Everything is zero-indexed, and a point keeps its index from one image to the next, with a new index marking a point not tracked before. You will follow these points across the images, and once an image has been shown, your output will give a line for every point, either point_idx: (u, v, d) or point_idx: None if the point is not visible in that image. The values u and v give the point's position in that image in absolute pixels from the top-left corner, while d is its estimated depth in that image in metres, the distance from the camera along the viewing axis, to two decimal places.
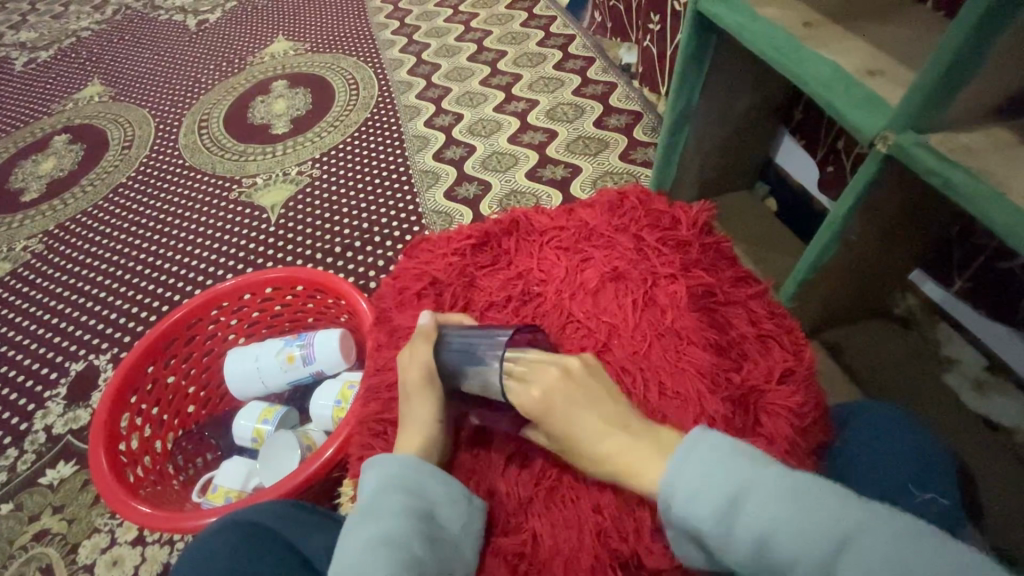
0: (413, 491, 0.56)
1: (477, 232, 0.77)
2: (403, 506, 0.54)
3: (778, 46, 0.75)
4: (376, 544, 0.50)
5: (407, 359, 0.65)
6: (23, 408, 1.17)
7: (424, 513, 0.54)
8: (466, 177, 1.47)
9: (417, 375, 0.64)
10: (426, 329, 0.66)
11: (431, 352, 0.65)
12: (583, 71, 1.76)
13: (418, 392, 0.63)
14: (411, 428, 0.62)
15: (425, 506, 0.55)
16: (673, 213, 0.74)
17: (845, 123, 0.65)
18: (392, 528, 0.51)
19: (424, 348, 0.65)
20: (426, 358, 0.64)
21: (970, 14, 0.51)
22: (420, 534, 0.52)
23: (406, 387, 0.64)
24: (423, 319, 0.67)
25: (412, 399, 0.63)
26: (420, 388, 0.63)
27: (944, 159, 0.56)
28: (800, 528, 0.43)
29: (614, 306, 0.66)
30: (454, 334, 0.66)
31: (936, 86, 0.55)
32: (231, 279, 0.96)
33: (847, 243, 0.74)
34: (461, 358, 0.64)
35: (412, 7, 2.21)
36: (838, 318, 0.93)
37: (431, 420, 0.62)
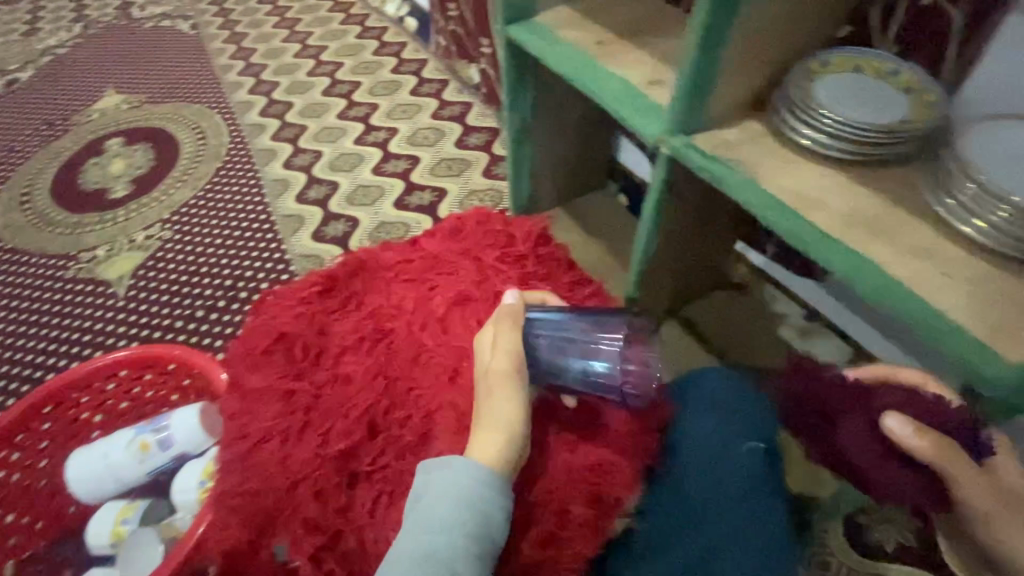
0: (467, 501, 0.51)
1: (322, 278, 0.76)
2: (452, 523, 0.49)
3: (577, 65, 0.81)
4: (418, 562, 0.48)
5: (489, 345, 0.61)
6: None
7: (475, 532, 0.49)
8: (332, 215, 1.44)
9: (501, 366, 0.58)
10: (515, 312, 0.61)
11: (516, 337, 0.59)
12: (439, 94, 1.80)
13: (502, 383, 0.57)
14: (488, 424, 0.55)
15: (476, 521, 0.50)
16: (509, 230, 0.77)
17: (634, 131, 0.72)
18: (437, 546, 0.48)
19: (509, 329, 0.60)
20: (510, 342, 0.59)
21: (695, 30, 0.59)
22: (464, 557, 0.48)
23: (489, 378, 0.58)
24: (509, 300, 0.64)
25: (491, 392, 0.57)
26: (502, 373, 0.57)
27: (709, 155, 0.64)
28: None
29: (462, 330, 0.68)
30: (541, 315, 0.63)
31: (688, 94, 0.63)
32: (61, 373, 0.86)
33: (665, 233, 0.82)
34: (553, 345, 0.61)
35: (256, 45, 2.12)
36: (687, 297, 1.05)
37: (500, 411, 0.55)
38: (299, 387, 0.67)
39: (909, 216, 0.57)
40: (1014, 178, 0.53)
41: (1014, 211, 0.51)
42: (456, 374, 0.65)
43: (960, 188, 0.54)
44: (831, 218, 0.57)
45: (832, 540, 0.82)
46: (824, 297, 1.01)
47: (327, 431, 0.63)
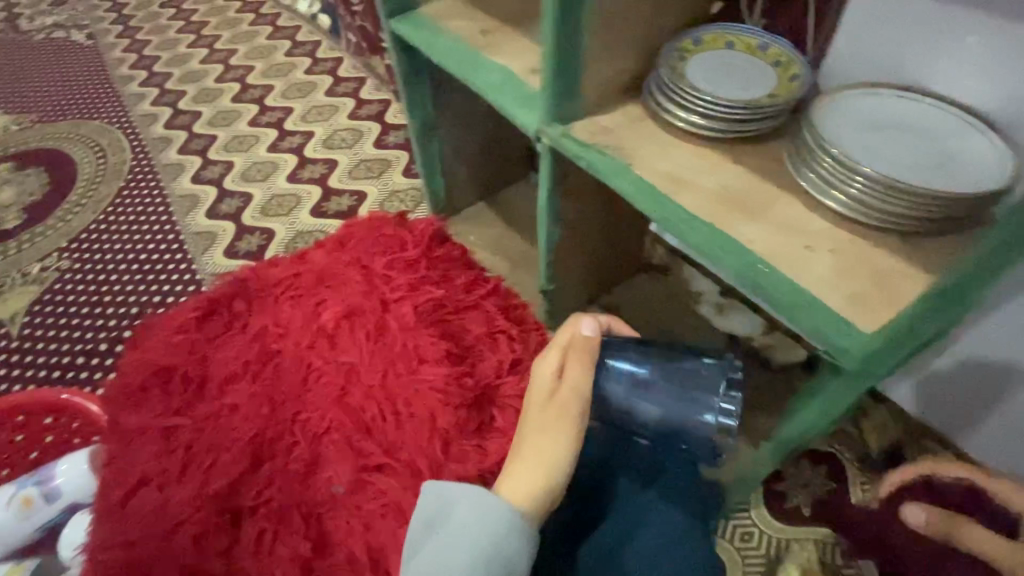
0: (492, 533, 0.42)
1: (203, 303, 0.71)
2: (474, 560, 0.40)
3: (459, 57, 0.78)
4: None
5: (552, 370, 0.51)
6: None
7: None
8: (246, 229, 1.37)
9: (562, 401, 0.49)
10: (593, 343, 0.51)
11: (588, 372, 0.50)
12: (356, 93, 1.74)
13: (553, 423, 0.47)
14: (534, 467, 0.46)
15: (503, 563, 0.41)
16: (400, 235, 0.74)
17: (516, 122, 0.69)
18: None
19: (581, 363, 0.50)
20: (581, 374, 0.50)
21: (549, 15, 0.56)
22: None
23: (539, 415, 0.48)
24: (586, 327, 0.52)
25: (545, 427, 0.47)
26: (562, 407, 0.48)
27: (583, 142, 0.62)
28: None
29: (350, 344, 0.64)
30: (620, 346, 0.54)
31: (556, 81, 0.61)
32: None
33: (565, 223, 0.81)
34: (628, 382, 0.53)
35: (159, 53, 1.99)
36: (609, 283, 1.05)
37: (549, 449, 0.46)
38: (178, 423, 0.63)
39: (776, 190, 0.57)
40: (866, 149, 0.53)
41: (867, 181, 0.51)
42: (344, 393, 0.62)
43: (818, 161, 0.54)
44: (700, 200, 0.56)
45: (753, 512, 0.82)
46: None
47: (208, 467, 0.59)
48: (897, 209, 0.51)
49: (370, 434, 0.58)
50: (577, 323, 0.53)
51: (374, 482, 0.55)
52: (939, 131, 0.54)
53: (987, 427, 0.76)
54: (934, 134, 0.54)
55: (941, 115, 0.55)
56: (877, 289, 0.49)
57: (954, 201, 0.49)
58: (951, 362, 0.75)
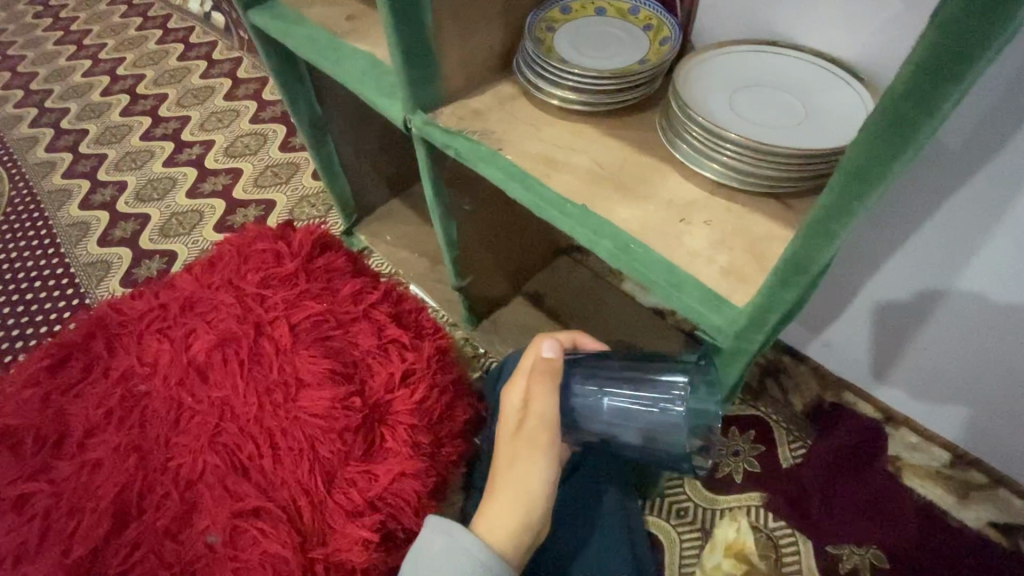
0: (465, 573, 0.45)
1: (57, 350, 0.64)
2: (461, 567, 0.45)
3: (321, 47, 0.72)
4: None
5: (521, 398, 0.50)
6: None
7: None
8: (145, 254, 1.27)
9: (530, 431, 0.49)
10: (554, 367, 0.50)
11: (553, 397, 0.49)
12: (258, 94, 1.62)
13: (524, 454, 0.48)
14: (506, 497, 0.47)
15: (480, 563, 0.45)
16: (276, 248, 0.68)
17: (384, 113, 0.64)
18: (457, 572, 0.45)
19: (546, 390, 0.49)
20: (547, 399, 0.49)
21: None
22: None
23: (509, 445, 0.49)
24: (547, 350, 0.51)
25: (515, 459, 0.48)
26: (529, 439, 0.48)
27: (449, 130, 0.58)
28: (983, 396, 0.69)
29: (222, 376, 0.58)
30: (583, 368, 0.54)
31: (409, 67, 0.56)
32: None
33: (462, 214, 0.76)
34: (590, 403, 0.53)
35: (35, 69, 1.81)
36: (531, 271, 1.02)
37: (524, 478, 0.48)
38: (32, 490, 0.56)
39: (654, 162, 0.54)
40: (737, 112, 0.51)
41: (737, 147, 0.48)
42: (218, 432, 0.56)
43: (688, 130, 0.51)
44: (573, 181, 0.53)
45: (685, 485, 0.81)
46: None
47: (69, 535, 0.53)
48: (769, 172, 0.48)
49: (248, 474, 0.53)
50: (541, 347, 0.52)
51: (254, 527, 0.50)
52: (805, 87, 0.53)
53: (903, 372, 0.75)
54: (801, 92, 0.52)
55: (807, 70, 0.54)
56: (754, 259, 0.47)
57: (822, 157, 0.47)
58: (875, 303, 0.71)
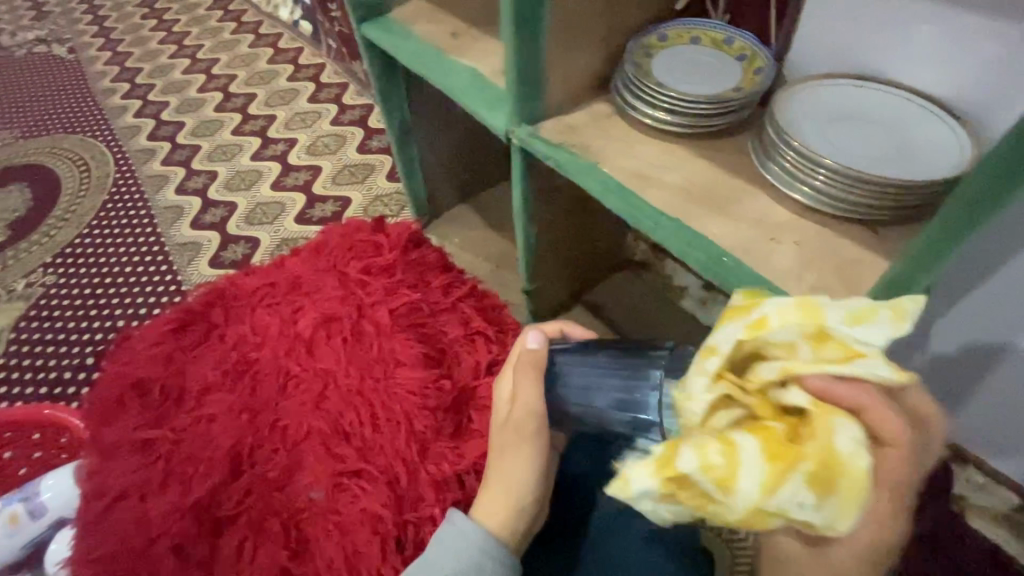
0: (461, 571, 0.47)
1: (179, 314, 0.71)
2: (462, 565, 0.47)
3: (428, 60, 0.78)
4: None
5: (507, 392, 0.53)
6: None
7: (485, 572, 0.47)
8: (231, 238, 1.37)
9: (518, 421, 0.51)
10: (537, 358, 0.53)
11: (536, 388, 0.51)
12: (339, 99, 1.74)
13: (515, 444, 0.51)
14: (499, 486, 0.50)
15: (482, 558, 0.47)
16: (376, 239, 0.74)
17: (485, 123, 0.69)
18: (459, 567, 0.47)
19: (530, 381, 0.52)
20: (532, 391, 0.52)
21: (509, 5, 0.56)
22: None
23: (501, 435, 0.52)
24: (531, 340, 0.54)
25: (505, 449, 0.51)
26: (516, 429, 0.51)
27: (549, 142, 0.63)
28: None
29: (327, 351, 0.65)
30: (567, 357, 0.54)
31: (521, 82, 0.61)
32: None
33: (542, 222, 0.81)
34: (579, 391, 0.52)
35: (141, 65, 1.98)
36: (592, 282, 1.06)
37: (514, 469, 0.50)
38: (156, 436, 0.63)
39: (744, 184, 0.57)
40: (830, 141, 0.54)
41: (831, 173, 0.51)
42: (322, 400, 0.62)
43: (781, 155, 0.54)
44: (667, 196, 0.57)
45: None
46: None
47: (188, 478, 0.59)
48: (860, 200, 0.51)
49: (348, 441, 0.59)
50: (525, 337, 0.55)
51: (353, 488, 0.56)
52: (899, 122, 0.55)
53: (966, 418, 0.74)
54: (894, 125, 0.55)
55: (900, 104, 0.57)
56: (840, 280, 0.49)
57: (913, 189, 0.50)
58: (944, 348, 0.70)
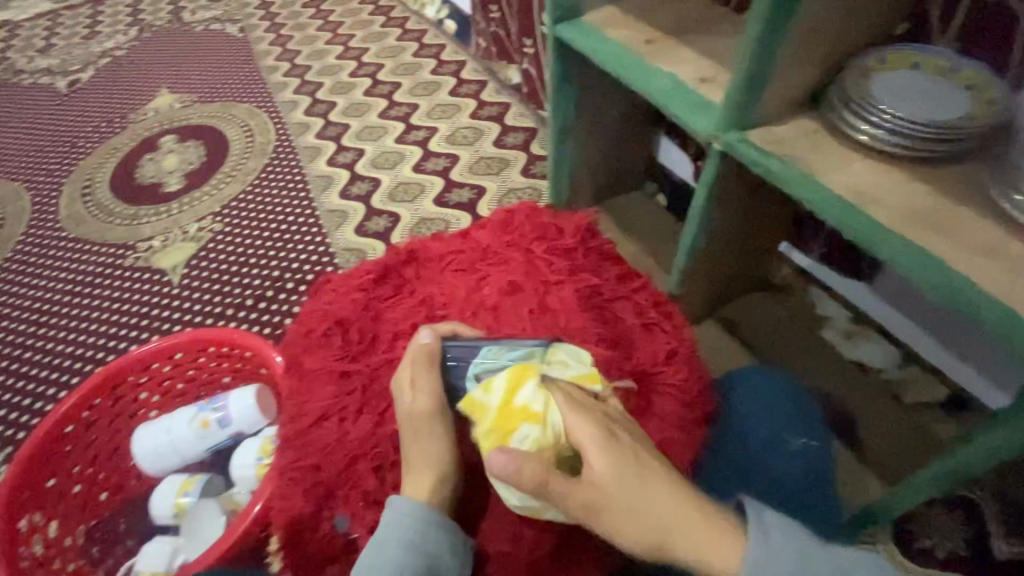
0: (414, 545, 0.55)
1: (377, 266, 0.78)
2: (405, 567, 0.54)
3: (626, 62, 0.82)
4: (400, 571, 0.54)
5: (407, 386, 0.63)
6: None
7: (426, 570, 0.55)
8: (375, 211, 1.49)
9: (422, 406, 0.62)
10: (428, 350, 0.64)
11: (434, 377, 0.63)
12: (477, 94, 1.82)
13: (423, 429, 0.61)
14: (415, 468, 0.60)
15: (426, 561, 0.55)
16: (558, 224, 0.79)
17: (686, 125, 0.72)
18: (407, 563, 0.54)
19: (427, 371, 0.63)
20: (428, 379, 0.63)
21: (761, 12, 0.59)
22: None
23: (412, 423, 0.62)
24: (423, 337, 0.65)
25: (418, 437, 0.61)
26: (421, 421, 0.61)
27: (761, 149, 0.65)
28: None
29: (513, 318, 0.69)
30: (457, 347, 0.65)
31: (746, 88, 0.64)
32: (112, 361, 0.89)
33: (712, 228, 0.82)
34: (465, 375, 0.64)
35: (301, 48, 2.18)
36: (728, 296, 1.05)
37: (431, 452, 0.60)
38: (354, 369, 0.70)
39: (970, 212, 0.57)
40: None
41: None
42: None
43: None
44: (890, 214, 0.57)
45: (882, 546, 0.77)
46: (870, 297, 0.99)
47: (383, 411, 0.66)
48: None
49: None
50: (418, 335, 0.66)
51: None
52: None
53: None
54: None
55: None
56: None
57: None
58: None
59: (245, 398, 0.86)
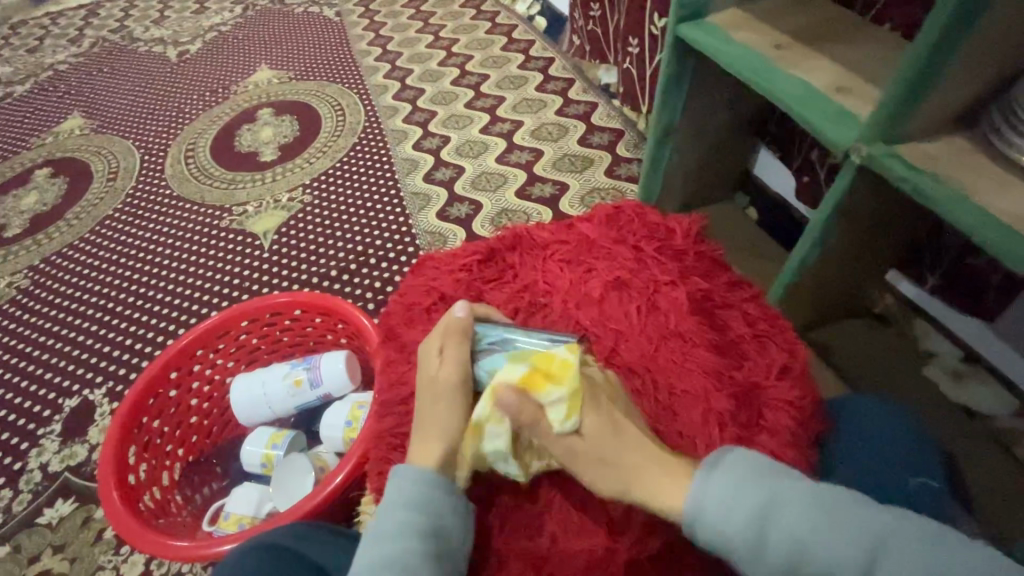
0: (420, 507, 0.56)
1: (482, 249, 0.79)
2: (410, 527, 0.54)
3: (754, 67, 0.79)
4: (408, 533, 0.53)
5: (437, 354, 0.66)
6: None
7: (433, 533, 0.54)
8: (457, 198, 1.51)
9: (445, 374, 0.64)
10: (463, 323, 0.67)
11: (464, 349, 0.66)
12: (565, 92, 1.82)
13: (447, 395, 0.63)
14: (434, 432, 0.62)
15: (435, 524, 0.55)
16: (667, 225, 0.77)
17: (820, 136, 0.70)
18: (413, 522, 0.54)
19: (457, 343, 0.66)
20: (457, 350, 0.66)
21: (937, 22, 0.56)
22: (429, 551, 0.53)
23: (435, 389, 0.64)
24: (457, 311, 0.68)
25: (438, 403, 0.63)
26: (440, 388, 0.64)
27: (910, 166, 0.62)
28: None
29: (619, 313, 0.69)
30: (488, 327, 0.68)
31: (903, 101, 0.61)
32: (217, 313, 0.95)
33: (828, 246, 0.78)
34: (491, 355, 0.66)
35: (394, 34, 2.23)
36: (824, 320, 0.98)
37: (449, 419, 0.62)
38: None
39: None
40: None
41: None
42: (612, 355, 0.66)
43: None
44: None
45: None
46: (989, 338, 0.92)
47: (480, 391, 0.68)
48: None
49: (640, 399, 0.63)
50: (453, 310, 0.69)
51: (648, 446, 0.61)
52: None
53: None
54: None
55: None
56: None
57: None
58: None
59: (334, 362, 0.89)
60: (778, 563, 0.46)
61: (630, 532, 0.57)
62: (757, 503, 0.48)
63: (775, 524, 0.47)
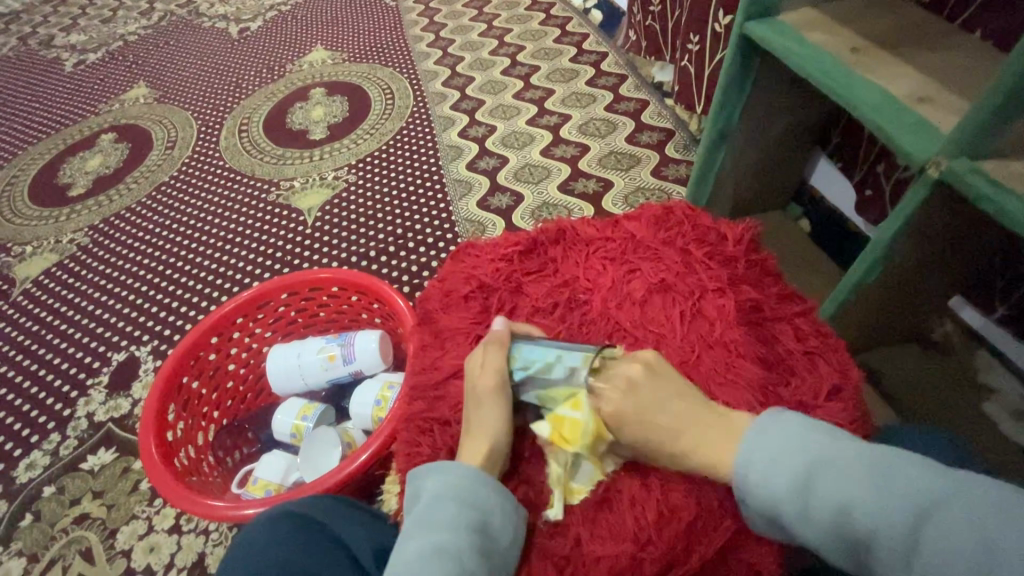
0: (464, 500, 0.56)
1: (524, 240, 0.78)
2: (458, 519, 0.54)
3: (827, 69, 0.75)
4: (458, 525, 0.54)
5: (478, 364, 0.66)
6: (50, 405, 1.19)
7: (479, 526, 0.54)
8: (499, 187, 1.51)
9: (490, 383, 0.64)
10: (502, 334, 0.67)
11: (503, 357, 0.65)
12: (616, 88, 1.78)
13: (489, 399, 0.63)
14: (473, 433, 0.62)
15: (481, 517, 0.55)
16: (718, 229, 0.74)
17: (894, 147, 0.65)
18: (460, 515, 0.54)
19: (499, 353, 0.65)
20: (499, 360, 0.65)
21: None
22: (476, 544, 0.53)
23: (476, 392, 0.64)
24: (497, 324, 0.69)
25: (483, 406, 0.63)
26: (483, 391, 0.63)
27: (997, 185, 0.57)
28: None
29: (661, 316, 0.67)
30: (529, 340, 0.67)
31: (994, 114, 0.56)
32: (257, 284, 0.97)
33: (891, 265, 0.74)
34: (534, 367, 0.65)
35: (447, 21, 2.23)
36: (876, 343, 0.94)
37: (491, 421, 0.62)
38: None
39: None
40: None
41: None
42: None
43: None
44: None
45: None
46: None
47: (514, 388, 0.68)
48: None
49: None
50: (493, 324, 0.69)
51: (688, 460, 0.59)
52: None
53: None
54: None
55: None
56: None
57: None
58: None
59: (368, 341, 0.90)
60: (822, 519, 0.46)
61: (663, 549, 0.55)
62: (794, 456, 0.49)
63: (822, 479, 0.47)
